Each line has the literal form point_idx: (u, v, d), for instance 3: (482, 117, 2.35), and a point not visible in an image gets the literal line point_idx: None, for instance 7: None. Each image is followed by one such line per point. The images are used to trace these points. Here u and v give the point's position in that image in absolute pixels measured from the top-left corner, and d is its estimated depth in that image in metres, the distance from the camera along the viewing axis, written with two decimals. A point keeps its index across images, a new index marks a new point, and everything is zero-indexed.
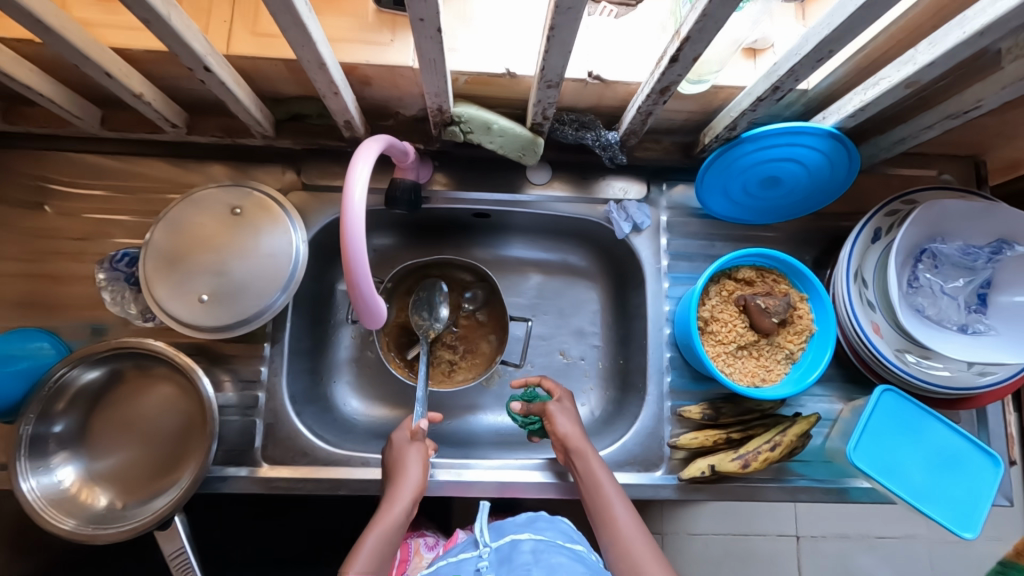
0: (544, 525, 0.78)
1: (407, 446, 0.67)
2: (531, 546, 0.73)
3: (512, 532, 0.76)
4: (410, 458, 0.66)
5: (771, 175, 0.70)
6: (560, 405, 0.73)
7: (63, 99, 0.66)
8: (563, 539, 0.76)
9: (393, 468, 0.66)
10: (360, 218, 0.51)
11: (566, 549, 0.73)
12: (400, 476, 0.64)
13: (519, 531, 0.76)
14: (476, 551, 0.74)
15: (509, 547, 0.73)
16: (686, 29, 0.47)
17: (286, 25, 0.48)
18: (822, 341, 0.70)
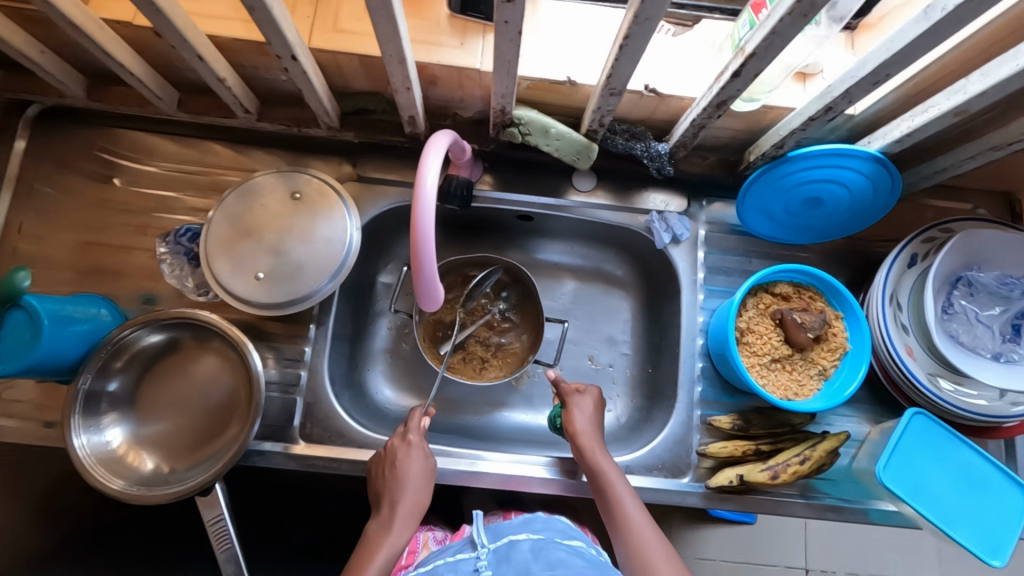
0: (542, 526, 0.72)
1: (416, 455, 0.70)
2: (530, 545, 0.67)
3: (509, 533, 0.70)
4: (412, 469, 0.69)
5: (813, 195, 0.73)
6: (576, 402, 0.74)
7: (149, 80, 0.70)
8: (562, 538, 0.70)
9: (396, 471, 0.69)
10: (431, 203, 0.53)
11: (565, 545, 0.68)
12: (403, 486, 0.67)
13: (517, 532, 0.70)
14: (473, 552, 0.66)
15: (507, 547, 0.67)
16: (752, 46, 0.50)
17: (378, 21, 0.52)
18: (856, 359, 0.71)
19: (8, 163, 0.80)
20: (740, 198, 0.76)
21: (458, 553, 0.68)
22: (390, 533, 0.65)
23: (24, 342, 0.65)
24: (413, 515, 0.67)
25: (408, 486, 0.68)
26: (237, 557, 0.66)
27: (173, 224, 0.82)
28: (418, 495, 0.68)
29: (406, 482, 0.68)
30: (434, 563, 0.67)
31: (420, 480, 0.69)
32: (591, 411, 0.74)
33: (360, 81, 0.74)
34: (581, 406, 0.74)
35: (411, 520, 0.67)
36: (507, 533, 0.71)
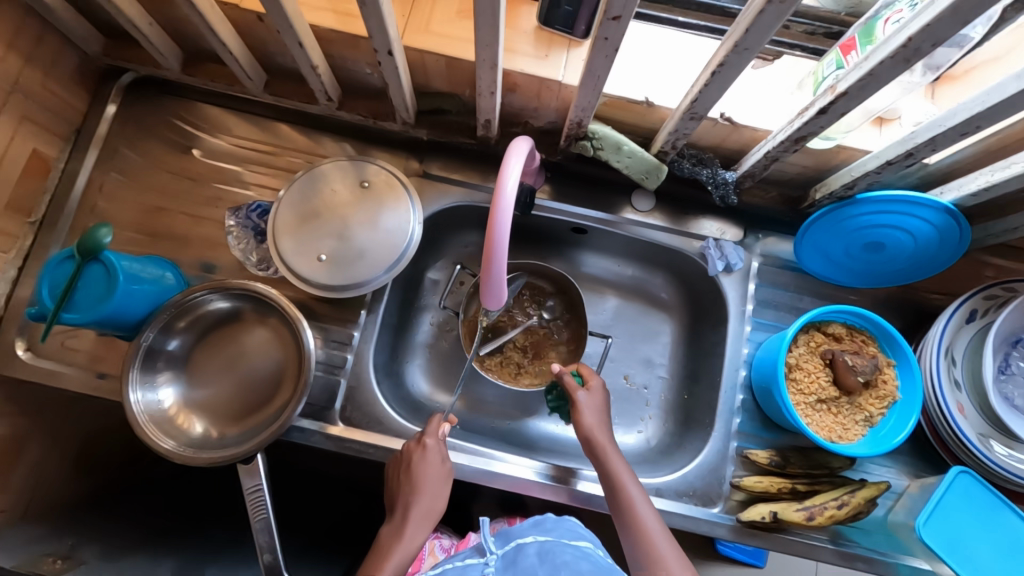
0: (551, 526, 0.68)
1: (433, 464, 0.69)
2: (537, 548, 0.63)
3: (517, 536, 0.67)
4: (431, 480, 0.68)
5: (875, 239, 0.72)
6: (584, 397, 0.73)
7: (244, 60, 0.74)
8: (570, 538, 0.66)
9: (413, 477, 0.69)
10: (510, 204, 0.54)
11: (575, 549, 0.64)
12: (419, 493, 0.67)
13: (525, 535, 0.66)
14: (481, 558, 0.63)
15: (514, 551, 0.63)
16: (846, 85, 0.51)
17: (481, 26, 0.54)
18: (906, 409, 0.70)
19: (97, 124, 0.84)
20: (799, 235, 0.77)
21: (466, 558, 0.64)
22: (405, 539, 0.65)
23: (98, 295, 0.67)
24: (426, 523, 0.67)
25: (426, 495, 0.68)
26: (271, 528, 0.67)
27: (242, 199, 0.84)
28: (433, 504, 0.68)
29: (423, 490, 0.68)
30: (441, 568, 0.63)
31: (438, 488, 0.69)
32: (596, 407, 0.73)
33: (439, 81, 0.76)
34: (589, 402, 0.73)
35: (424, 528, 0.67)
36: (515, 537, 0.67)
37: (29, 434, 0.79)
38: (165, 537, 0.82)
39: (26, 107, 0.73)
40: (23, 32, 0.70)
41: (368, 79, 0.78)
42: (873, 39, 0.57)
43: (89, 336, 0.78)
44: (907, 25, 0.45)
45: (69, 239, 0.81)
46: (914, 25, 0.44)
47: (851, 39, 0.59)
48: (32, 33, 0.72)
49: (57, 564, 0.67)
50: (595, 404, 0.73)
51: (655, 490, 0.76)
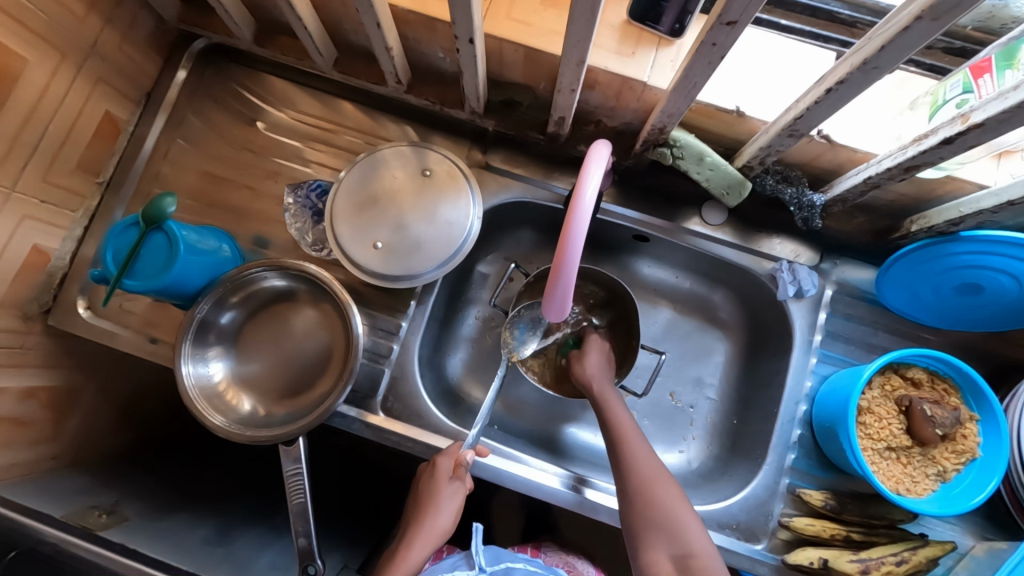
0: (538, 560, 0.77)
1: (444, 483, 0.68)
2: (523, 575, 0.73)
3: (507, 559, 0.75)
4: (443, 501, 0.68)
5: (974, 282, 0.66)
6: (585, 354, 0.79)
7: (318, 36, 0.72)
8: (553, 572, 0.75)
9: (426, 497, 0.68)
10: (588, 211, 0.51)
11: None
12: (428, 513, 0.68)
13: (513, 560, 0.75)
14: (470, 570, 0.71)
15: (502, 571, 0.72)
16: (983, 116, 0.46)
17: (576, 22, 0.50)
18: (987, 469, 0.65)
19: (167, 90, 0.84)
20: (883, 267, 0.71)
21: (455, 568, 0.72)
22: (407, 555, 0.67)
23: (158, 265, 0.67)
24: (430, 542, 0.68)
25: (434, 517, 0.68)
26: (307, 512, 0.67)
27: (301, 176, 0.83)
28: (439, 523, 0.68)
29: (431, 513, 0.67)
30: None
31: (447, 509, 0.68)
32: (601, 358, 0.79)
33: (514, 72, 0.73)
34: (596, 352, 0.79)
35: (427, 547, 0.67)
36: (504, 559, 0.75)
37: (83, 389, 0.81)
38: (200, 501, 0.83)
39: (102, 68, 0.73)
40: None
41: (440, 64, 0.76)
42: (1014, 63, 0.51)
43: (145, 301, 0.80)
44: None
45: (132, 202, 0.81)
46: None
47: (986, 60, 0.52)
48: None
49: (101, 520, 0.68)
50: (598, 354, 0.80)
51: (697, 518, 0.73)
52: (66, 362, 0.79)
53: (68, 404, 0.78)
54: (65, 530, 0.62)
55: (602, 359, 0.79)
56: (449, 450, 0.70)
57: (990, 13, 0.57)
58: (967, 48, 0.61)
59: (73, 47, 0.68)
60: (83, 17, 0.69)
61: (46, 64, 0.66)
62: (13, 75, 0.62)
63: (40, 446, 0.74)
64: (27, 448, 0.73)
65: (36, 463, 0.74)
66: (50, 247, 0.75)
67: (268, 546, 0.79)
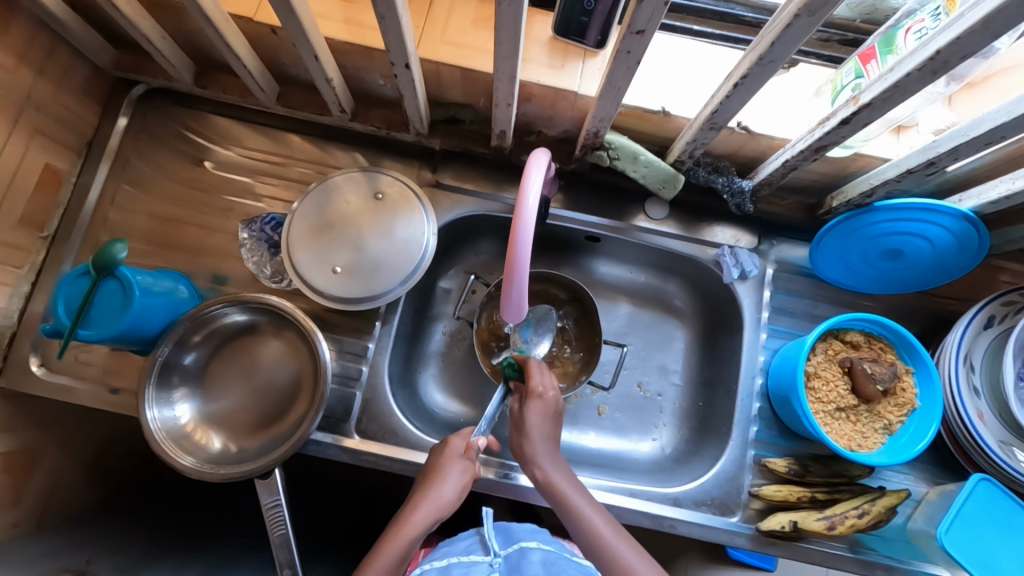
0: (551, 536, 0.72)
1: (454, 459, 0.67)
2: (540, 556, 0.67)
3: (520, 537, 0.70)
4: (451, 472, 0.66)
5: (893, 247, 0.72)
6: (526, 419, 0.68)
7: (258, 72, 0.73)
8: (570, 551, 0.70)
9: (433, 472, 0.66)
10: (532, 217, 0.54)
11: (573, 562, 0.68)
12: (433, 484, 0.64)
13: (528, 539, 0.70)
14: (486, 556, 0.66)
15: (517, 555, 0.67)
16: (870, 96, 0.51)
17: (503, 42, 0.54)
18: (926, 416, 0.70)
19: (109, 137, 0.83)
20: (814, 242, 0.77)
21: (470, 552, 0.67)
22: (411, 520, 0.62)
23: (115, 311, 0.67)
24: (436, 508, 0.63)
25: (440, 486, 0.64)
26: (290, 543, 0.67)
27: (254, 211, 0.84)
28: (445, 493, 0.64)
29: (439, 479, 0.64)
30: (447, 560, 0.65)
31: (455, 482, 0.65)
32: (544, 417, 0.68)
33: (453, 91, 0.76)
34: (535, 415, 0.68)
35: (430, 516, 0.62)
36: (517, 538, 0.69)
37: (42, 448, 0.78)
38: (176, 549, 0.81)
39: (38, 121, 0.73)
40: (36, 46, 0.70)
41: (382, 89, 0.78)
42: (894, 49, 0.57)
43: (101, 350, 0.78)
44: (932, 39, 0.46)
45: (81, 251, 0.80)
46: (941, 38, 0.44)
47: (870, 48, 0.59)
48: (45, 48, 0.72)
49: None
50: (540, 420, 0.68)
51: (673, 500, 0.76)
52: (21, 423, 0.76)
53: (28, 465, 0.76)
54: None
55: (546, 416, 0.68)
56: (461, 432, 0.71)
57: (873, 6, 0.64)
58: (859, 39, 0.67)
59: (8, 102, 0.68)
60: (15, 71, 0.68)
61: None
62: None
63: (1, 513, 0.72)
64: None
65: None
66: None
67: None
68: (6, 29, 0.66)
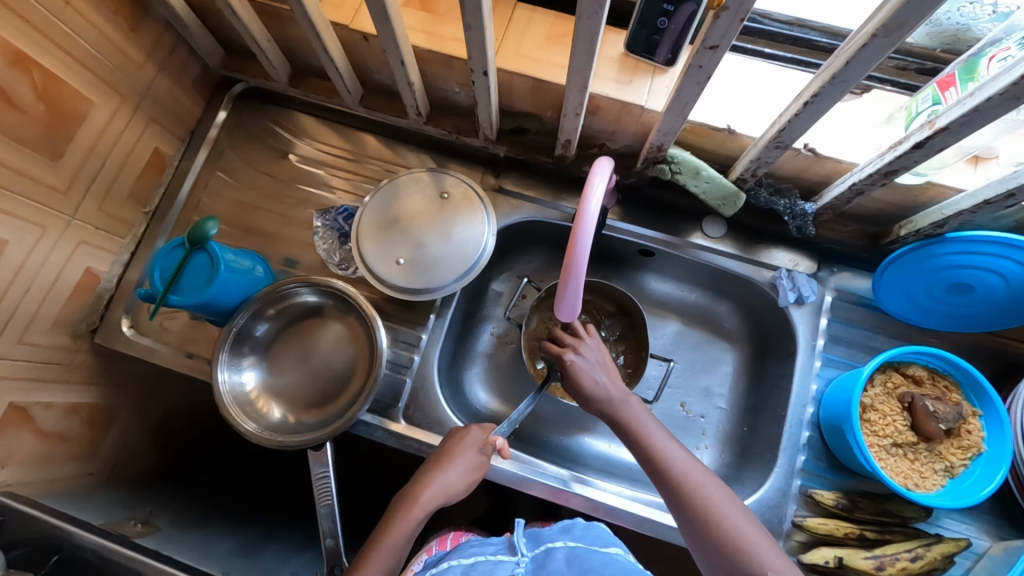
0: (582, 533, 0.68)
1: (468, 448, 0.69)
2: (566, 553, 0.63)
3: (548, 540, 0.66)
4: (460, 463, 0.68)
5: (964, 281, 0.69)
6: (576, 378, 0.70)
7: (347, 76, 0.80)
8: (600, 545, 0.66)
9: (444, 457, 0.69)
10: (593, 220, 0.56)
11: (601, 553, 0.64)
12: (444, 469, 0.67)
13: (554, 539, 0.67)
14: (512, 556, 0.63)
15: (543, 555, 0.63)
16: (946, 120, 0.51)
17: (578, 53, 0.57)
18: (993, 462, 0.66)
19: (209, 129, 0.92)
20: (877, 272, 0.75)
21: (497, 554, 0.65)
22: (421, 499, 0.66)
23: (201, 282, 0.73)
24: (439, 494, 0.66)
25: (449, 471, 0.67)
26: (334, 514, 0.70)
27: (328, 203, 0.90)
28: (454, 481, 0.67)
29: (449, 466, 0.68)
30: (473, 559, 0.63)
31: (460, 475, 0.68)
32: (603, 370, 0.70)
33: (523, 102, 0.80)
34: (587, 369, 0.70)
35: (436, 498, 0.66)
36: (545, 541, 0.67)
37: (120, 405, 0.86)
38: (225, 514, 0.86)
39: (154, 110, 0.82)
40: (160, 45, 0.80)
41: (456, 97, 0.83)
42: (975, 76, 0.57)
43: (183, 319, 0.85)
44: (1017, 63, 0.45)
45: (173, 229, 0.88)
46: None
47: (949, 75, 0.59)
48: (167, 46, 0.81)
49: (137, 528, 0.72)
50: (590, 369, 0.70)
51: None
52: (106, 380, 0.84)
53: (107, 419, 0.83)
54: (105, 537, 0.64)
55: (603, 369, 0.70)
56: (483, 427, 0.72)
57: (954, 36, 0.63)
58: (939, 68, 0.65)
59: (131, 91, 0.77)
60: (141, 65, 0.78)
61: (107, 106, 0.74)
62: (80, 116, 0.71)
63: (81, 459, 0.79)
64: (67, 460, 0.77)
65: (75, 476, 0.78)
66: (101, 270, 0.82)
67: (293, 557, 0.81)
68: (139, 27, 0.76)
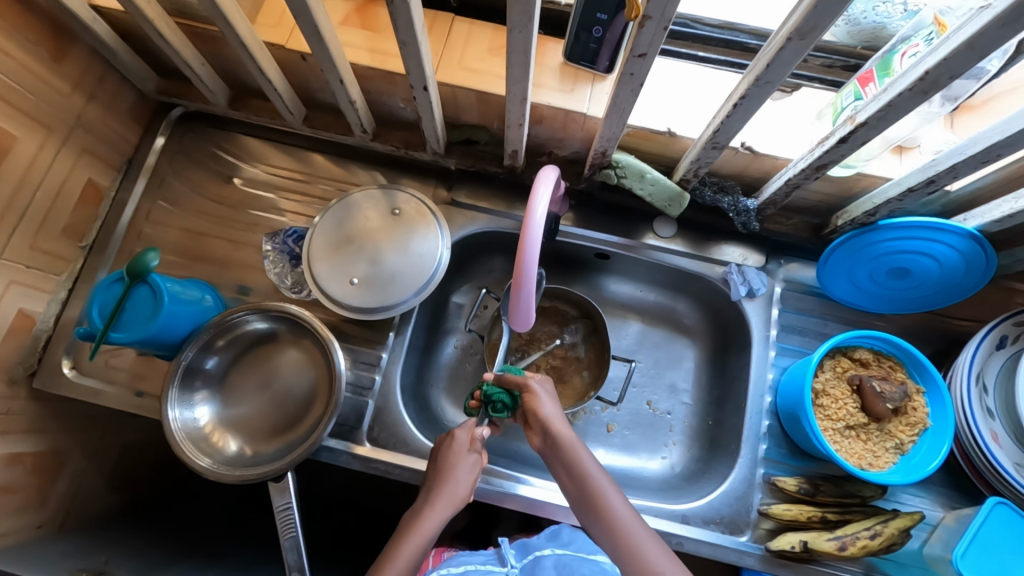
0: (569, 538, 0.72)
1: (462, 455, 0.65)
2: (554, 562, 0.68)
3: (536, 548, 0.71)
4: (461, 467, 0.64)
5: (900, 265, 0.73)
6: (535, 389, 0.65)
7: (288, 96, 0.78)
8: (586, 551, 0.70)
9: (441, 470, 0.64)
10: (540, 228, 0.57)
11: (589, 563, 0.68)
12: (446, 480, 0.63)
13: (543, 547, 0.71)
14: (502, 566, 0.69)
15: (532, 563, 0.68)
16: (865, 115, 0.54)
17: (514, 65, 0.57)
18: (938, 436, 0.69)
19: (147, 156, 0.89)
20: (821, 261, 0.78)
21: (487, 563, 0.69)
22: (427, 518, 0.60)
23: (145, 316, 0.70)
24: (451, 506, 0.61)
25: (452, 484, 0.62)
26: (300, 546, 0.68)
27: (278, 226, 0.88)
28: (458, 491, 0.62)
29: (450, 478, 0.63)
30: (464, 567, 0.67)
31: (467, 476, 0.64)
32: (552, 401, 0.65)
33: (469, 114, 0.80)
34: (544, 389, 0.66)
35: (445, 514, 0.61)
36: (534, 549, 0.71)
37: (67, 451, 0.81)
38: (188, 555, 0.82)
39: (84, 140, 0.79)
40: (88, 73, 0.77)
41: (402, 112, 0.83)
42: (891, 71, 0.60)
43: (130, 355, 0.82)
44: (921, 61, 0.48)
45: (115, 262, 0.85)
46: (930, 59, 0.47)
47: (868, 72, 0.62)
48: (95, 74, 0.78)
49: None
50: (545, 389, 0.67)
51: (681, 516, 0.75)
52: (50, 425, 0.79)
53: (53, 466, 0.79)
54: None
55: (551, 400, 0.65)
56: (465, 424, 0.68)
57: (873, 33, 0.67)
58: (860, 64, 0.70)
59: (58, 123, 0.74)
60: (68, 95, 0.75)
61: (32, 139, 0.71)
62: (1, 151, 0.67)
63: (25, 512, 0.75)
64: (10, 515, 0.72)
65: (21, 531, 0.74)
66: (36, 311, 0.77)
67: None
68: (62, 55, 0.73)
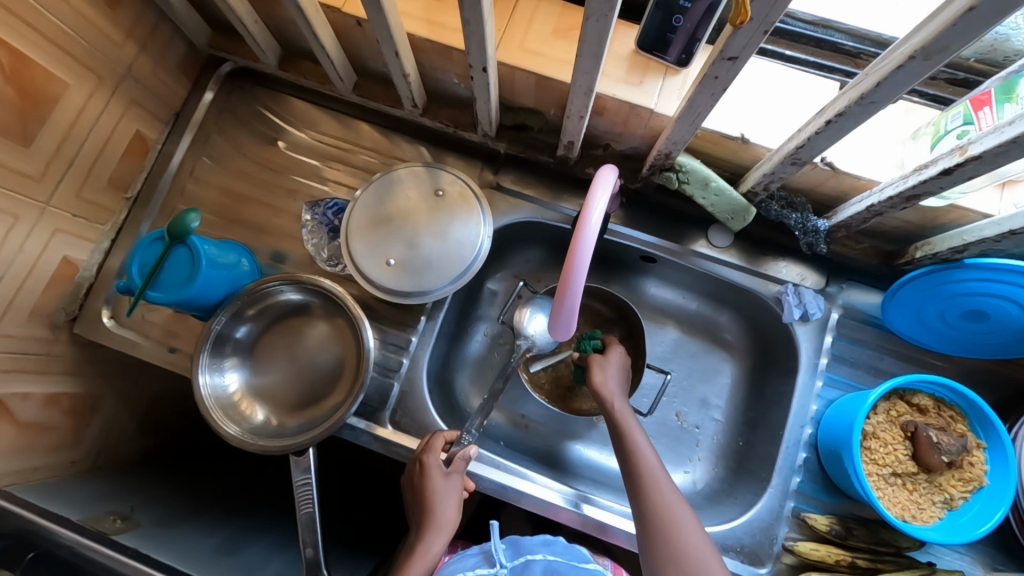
0: (561, 549, 0.71)
1: (441, 477, 0.68)
2: (544, 567, 0.68)
3: (527, 550, 0.70)
4: (445, 495, 0.68)
5: (980, 309, 0.66)
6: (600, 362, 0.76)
7: (339, 62, 0.75)
8: (579, 560, 0.70)
9: (425, 498, 0.68)
10: (593, 235, 0.53)
11: (580, 572, 0.68)
12: (432, 509, 0.67)
13: (534, 551, 0.70)
14: (491, 567, 0.67)
15: (522, 564, 0.68)
16: (980, 149, 0.47)
17: (585, 55, 0.52)
18: (994, 498, 0.64)
19: (194, 111, 0.87)
20: (889, 292, 0.72)
21: (476, 567, 0.68)
22: (426, 548, 0.66)
23: (182, 278, 0.70)
24: (444, 533, 0.67)
25: (439, 512, 0.67)
26: (315, 523, 0.69)
27: (319, 195, 0.86)
28: (447, 517, 0.67)
29: (434, 507, 0.67)
30: None
31: (449, 499, 0.68)
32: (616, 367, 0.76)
33: (525, 97, 0.75)
34: (610, 366, 0.75)
35: (443, 542, 0.67)
36: (525, 551, 0.70)
37: (102, 395, 0.83)
38: (208, 507, 0.85)
39: (134, 91, 0.77)
40: (140, 21, 0.74)
41: (455, 88, 0.78)
42: (1014, 97, 0.53)
43: (165, 311, 0.82)
44: None
45: (158, 216, 0.85)
46: None
47: (985, 94, 0.54)
48: (148, 22, 0.76)
49: (117, 525, 0.70)
50: (614, 366, 0.76)
51: None
52: (89, 369, 0.81)
53: (90, 408, 0.81)
54: (83, 535, 0.63)
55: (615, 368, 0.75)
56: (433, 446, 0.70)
57: (992, 46, 0.59)
58: (972, 79, 0.61)
59: (110, 72, 0.73)
60: (120, 43, 0.73)
61: (84, 87, 0.70)
62: (53, 98, 0.66)
63: (61, 450, 0.77)
64: (48, 451, 0.75)
65: (57, 466, 0.76)
66: (79, 259, 0.78)
67: (276, 555, 0.80)
68: (118, 2, 0.71)
